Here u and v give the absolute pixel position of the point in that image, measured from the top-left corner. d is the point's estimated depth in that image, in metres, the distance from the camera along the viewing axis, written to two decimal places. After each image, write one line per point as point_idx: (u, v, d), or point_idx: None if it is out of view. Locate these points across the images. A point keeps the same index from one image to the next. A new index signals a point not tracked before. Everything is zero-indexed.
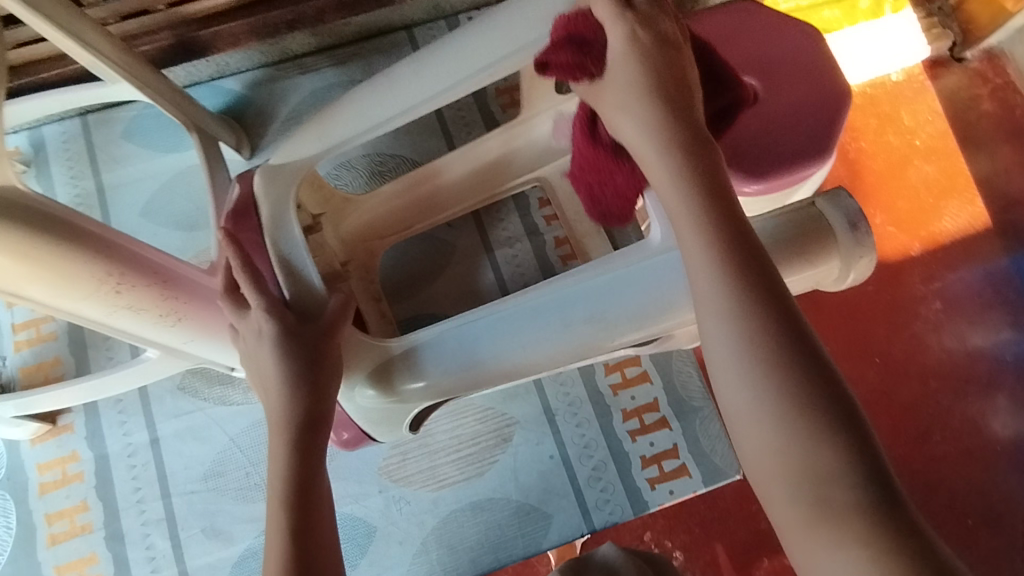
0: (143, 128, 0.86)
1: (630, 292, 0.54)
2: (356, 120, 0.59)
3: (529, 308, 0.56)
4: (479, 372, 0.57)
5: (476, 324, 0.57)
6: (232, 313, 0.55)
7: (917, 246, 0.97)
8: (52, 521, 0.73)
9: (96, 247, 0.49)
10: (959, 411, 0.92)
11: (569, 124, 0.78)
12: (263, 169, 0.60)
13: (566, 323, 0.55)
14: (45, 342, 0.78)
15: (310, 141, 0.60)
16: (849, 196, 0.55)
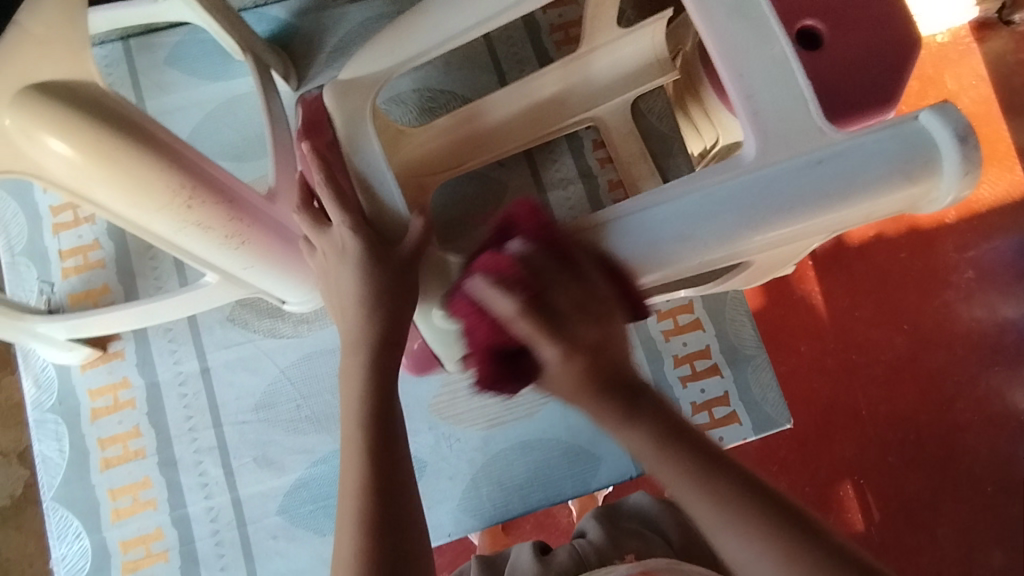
0: (188, 54, 0.83)
1: (723, 211, 0.48)
2: (433, 31, 0.56)
3: (609, 225, 0.49)
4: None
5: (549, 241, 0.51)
6: (310, 229, 0.55)
7: (952, 214, 0.99)
8: (105, 446, 0.74)
9: (173, 156, 0.47)
10: (982, 381, 0.96)
11: (629, 63, 0.77)
12: (334, 84, 0.58)
13: (659, 237, 0.48)
14: (93, 270, 0.77)
15: (380, 56, 0.57)
16: (958, 109, 0.47)
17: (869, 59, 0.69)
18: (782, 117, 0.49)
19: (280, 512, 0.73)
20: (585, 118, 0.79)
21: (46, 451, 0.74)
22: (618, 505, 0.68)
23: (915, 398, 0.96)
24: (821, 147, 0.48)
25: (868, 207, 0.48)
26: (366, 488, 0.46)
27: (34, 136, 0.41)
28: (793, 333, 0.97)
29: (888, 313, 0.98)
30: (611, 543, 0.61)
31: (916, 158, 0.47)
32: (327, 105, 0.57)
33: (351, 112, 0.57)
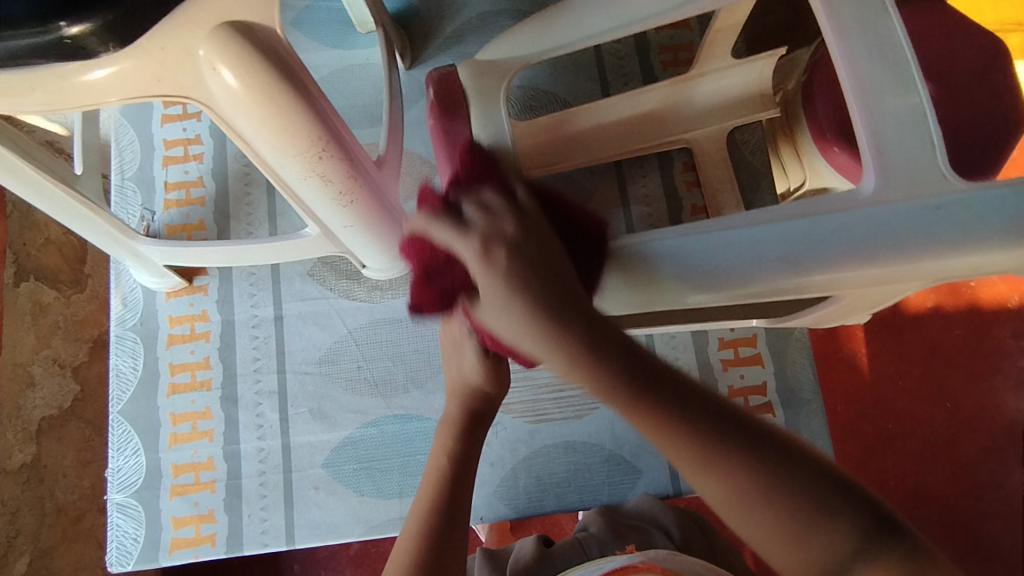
0: (313, 20, 0.87)
1: (832, 240, 0.49)
2: (575, 27, 0.57)
3: (725, 233, 0.50)
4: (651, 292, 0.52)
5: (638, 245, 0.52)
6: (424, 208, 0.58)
7: (1016, 299, 0.99)
8: (175, 372, 0.78)
9: (320, 107, 0.50)
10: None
11: (733, 93, 0.78)
12: (469, 63, 0.60)
13: (754, 255, 0.50)
14: (193, 206, 0.82)
15: (520, 43, 0.59)
16: None
17: (970, 130, 0.69)
18: (910, 162, 0.49)
19: (325, 465, 0.75)
20: (679, 137, 0.82)
21: (121, 366, 0.78)
22: (618, 506, 0.72)
23: None
24: (940, 192, 0.48)
25: (978, 260, 0.48)
26: (432, 511, 0.56)
27: (217, 71, 0.45)
28: (833, 392, 0.99)
29: (933, 390, 0.97)
30: (613, 536, 0.64)
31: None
32: (462, 80, 0.59)
33: (479, 89, 0.59)
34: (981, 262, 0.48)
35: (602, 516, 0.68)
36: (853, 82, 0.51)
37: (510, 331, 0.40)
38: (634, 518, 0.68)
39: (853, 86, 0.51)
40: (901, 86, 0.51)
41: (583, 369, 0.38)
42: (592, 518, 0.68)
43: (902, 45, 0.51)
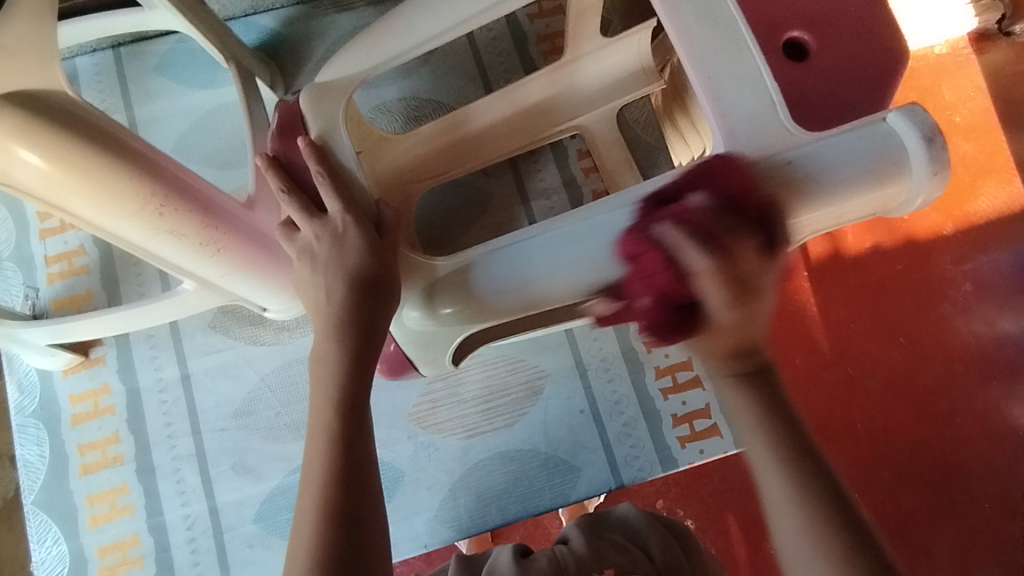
0: (176, 63, 0.83)
1: None
2: (409, 35, 0.58)
3: (585, 226, 0.54)
4: (529, 294, 0.55)
5: (518, 248, 0.56)
6: (301, 216, 0.55)
7: (951, 226, 0.98)
8: (84, 452, 0.74)
9: (141, 162, 0.48)
10: (981, 397, 0.95)
11: (615, 73, 0.76)
12: (309, 88, 0.60)
13: (616, 241, 0.53)
14: (77, 276, 0.78)
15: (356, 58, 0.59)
16: (926, 110, 0.49)
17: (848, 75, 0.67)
18: (759, 129, 0.50)
19: (257, 520, 0.73)
20: (569, 125, 0.78)
21: (27, 456, 0.75)
22: (602, 515, 0.65)
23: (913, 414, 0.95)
24: (789, 150, 0.50)
25: (839, 209, 0.50)
26: None
27: (4, 145, 0.42)
28: (788, 346, 0.95)
29: (885, 325, 0.97)
30: (592, 553, 0.57)
31: (884, 159, 0.49)
32: (302, 109, 0.59)
33: (317, 111, 0.59)
34: (840, 213, 0.50)
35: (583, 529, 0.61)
36: (691, 58, 0.52)
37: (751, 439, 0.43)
38: (618, 532, 0.61)
39: (691, 57, 0.52)
40: (732, 52, 0.52)
41: (792, 472, 0.42)
42: (573, 531, 0.62)
43: (729, 12, 0.53)
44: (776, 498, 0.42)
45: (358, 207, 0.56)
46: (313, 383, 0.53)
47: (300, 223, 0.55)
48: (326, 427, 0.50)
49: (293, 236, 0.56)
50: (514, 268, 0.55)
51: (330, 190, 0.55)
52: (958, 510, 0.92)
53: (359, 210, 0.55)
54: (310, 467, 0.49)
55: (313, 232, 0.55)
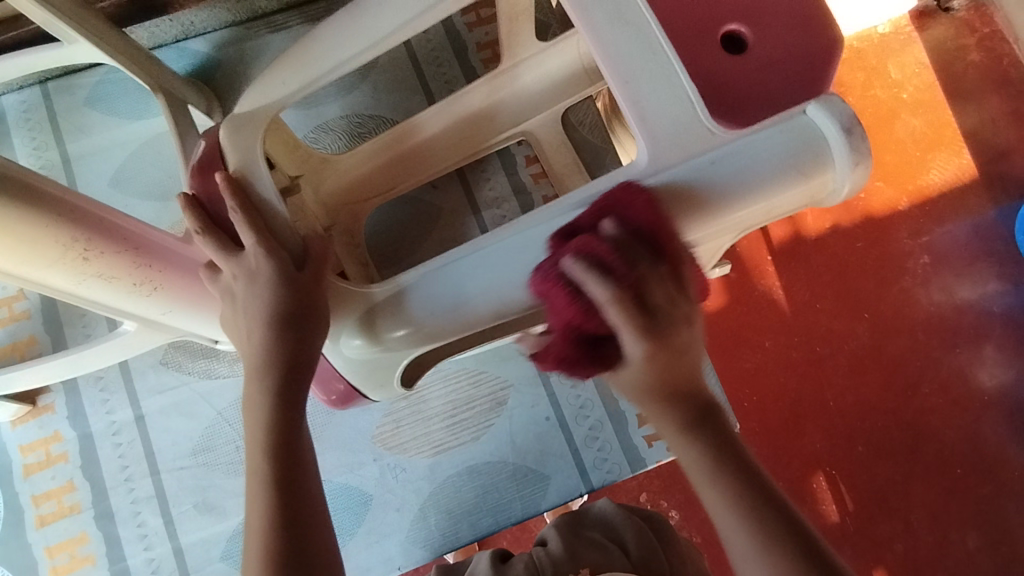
0: (107, 94, 0.81)
1: None
2: (323, 60, 0.57)
3: (518, 240, 0.53)
4: (465, 313, 0.54)
5: (450, 267, 0.55)
6: (217, 252, 0.53)
7: (905, 201, 1.00)
8: (39, 503, 0.72)
9: (59, 208, 0.46)
10: (946, 364, 0.97)
11: (556, 78, 0.76)
12: (228, 120, 0.59)
13: (553, 253, 0.52)
14: (18, 322, 0.75)
15: (271, 85, 0.58)
16: (843, 100, 0.49)
17: (784, 67, 0.67)
18: (682, 128, 0.51)
19: (224, 558, 0.71)
20: (514, 132, 0.78)
21: None
22: (581, 513, 0.63)
23: (878, 391, 0.96)
24: (712, 147, 0.50)
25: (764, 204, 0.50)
26: None
27: None
28: (755, 329, 0.97)
29: (846, 305, 0.98)
30: (568, 554, 0.56)
31: (807, 153, 0.49)
32: (220, 141, 0.58)
33: (237, 141, 0.58)
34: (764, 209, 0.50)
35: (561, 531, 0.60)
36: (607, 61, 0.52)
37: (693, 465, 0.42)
38: (596, 530, 0.60)
39: (608, 60, 0.52)
40: (649, 53, 0.52)
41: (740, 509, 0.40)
42: (551, 532, 0.61)
43: (643, 11, 0.53)
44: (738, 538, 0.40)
45: (278, 239, 0.54)
46: (244, 424, 0.53)
47: (220, 263, 0.53)
48: (274, 464, 0.50)
49: (215, 277, 0.55)
50: (458, 288, 0.54)
51: (244, 227, 0.53)
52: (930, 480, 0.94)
53: (277, 245, 0.53)
54: (260, 506, 0.48)
55: (232, 272, 0.53)
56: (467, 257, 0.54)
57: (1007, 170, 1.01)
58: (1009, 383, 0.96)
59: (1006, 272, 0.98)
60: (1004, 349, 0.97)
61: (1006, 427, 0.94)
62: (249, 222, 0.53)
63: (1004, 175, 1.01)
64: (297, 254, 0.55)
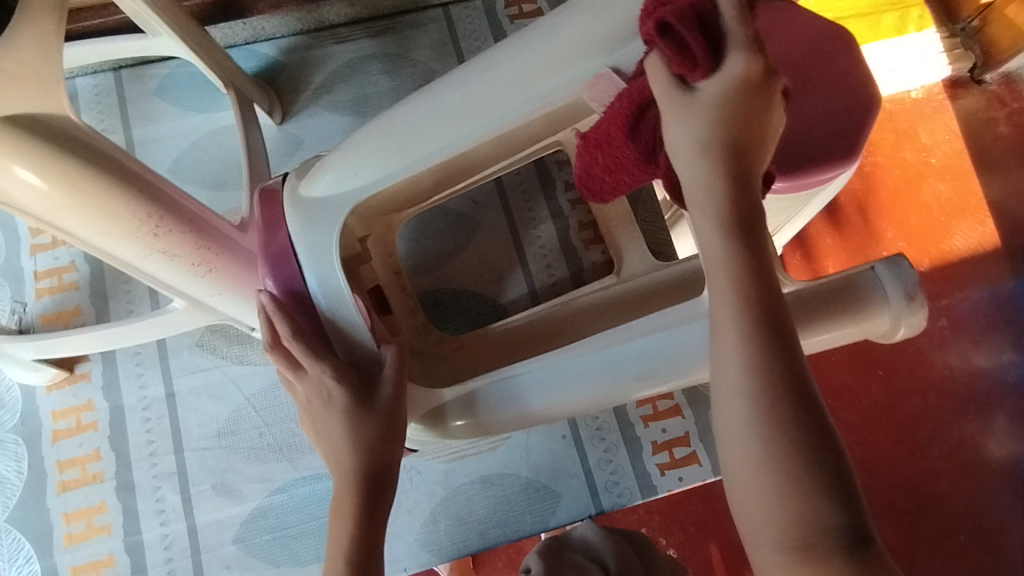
0: (175, 87, 0.86)
1: (681, 355, 0.56)
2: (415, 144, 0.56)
3: (583, 362, 0.58)
4: (525, 416, 0.61)
5: (519, 378, 0.59)
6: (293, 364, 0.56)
7: (927, 263, 1.02)
8: (63, 468, 0.74)
9: (141, 184, 0.49)
10: (957, 430, 0.97)
11: None
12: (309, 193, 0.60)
13: (613, 378, 0.57)
14: (66, 291, 0.79)
15: (358, 157, 0.58)
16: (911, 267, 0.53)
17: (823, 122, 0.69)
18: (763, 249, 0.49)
19: (236, 541, 0.72)
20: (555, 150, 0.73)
21: (3, 472, 0.74)
22: (565, 537, 0.64)
23: (890, 446, 0.96)
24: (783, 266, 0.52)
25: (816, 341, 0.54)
26: None
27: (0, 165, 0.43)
28: None
29: (862, 357, 0.99)
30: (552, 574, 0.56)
31: (860, 302, 0.53)
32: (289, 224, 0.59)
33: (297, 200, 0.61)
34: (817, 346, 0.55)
35: (544, 556, 0.59)
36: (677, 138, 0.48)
37: (715, 275, 0.36)
38: (580, 553, 0.61)
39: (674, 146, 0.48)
40: None
41: (753, 388, 0.33)
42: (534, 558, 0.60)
43: None
44: (730, 434, 0.34)
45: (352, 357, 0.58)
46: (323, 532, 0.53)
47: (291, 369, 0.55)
48: None
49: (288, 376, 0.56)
50: (519, 394, 0.60)
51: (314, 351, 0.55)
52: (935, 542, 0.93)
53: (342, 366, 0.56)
54: None
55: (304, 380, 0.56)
56: (539, 368, 0.59)
57: None
58: (1020, 454, 0.96)
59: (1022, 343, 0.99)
60: (1016, 420, 0.97)
61: (1014, 498, 0.94)
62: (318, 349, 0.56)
63: None
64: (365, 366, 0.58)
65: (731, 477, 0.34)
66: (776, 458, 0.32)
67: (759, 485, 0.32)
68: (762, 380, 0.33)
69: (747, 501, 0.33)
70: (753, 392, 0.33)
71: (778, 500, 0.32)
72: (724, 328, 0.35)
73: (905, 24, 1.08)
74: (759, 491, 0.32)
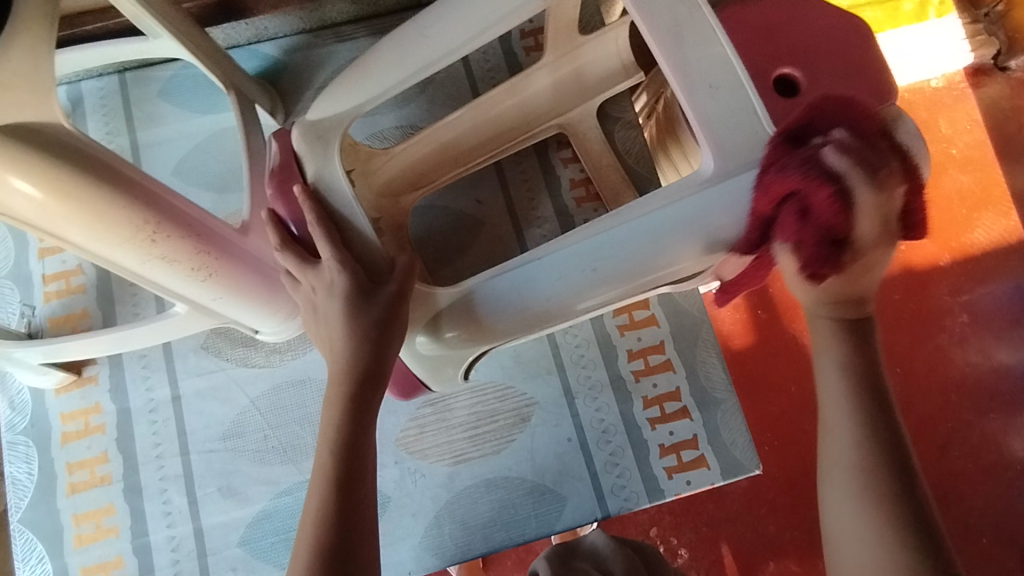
0: (179, 88, 0.85)
1: (630, 249, 0.56)
2: (582, 299, 0.60)
3: (571, 251, 0.57)
4: (528, 309, 0.61)
5: (525, 270, 0.59)
6: (297, 268, 0.60)
7: (947, 257, 0.98)
8: (73, 470, 0.75)
9: (137, 191, 0.49)
10: (979, 429, 0.94)
11: (610, 82, 0.77)
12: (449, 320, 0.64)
13: (577, 268, 0.58)
14: (74, 294, 0.79)
15: (525, 312, 0.61)
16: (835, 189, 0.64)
17: None
18: (741, 130, 0.53)
19: (241, 544, 0.73)
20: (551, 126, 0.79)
21: (15, 473, 0.75)
22: (574, 545, 0.65)
23: (909, 447, 0.94)
24: None
25: None
26: None
27: None
28: (783, 374, 0.95)
29: (880, 356, 0.96)
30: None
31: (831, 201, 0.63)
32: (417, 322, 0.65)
33: (320, 157, 0.62)
34: None
35: (553, 562, 0.61)
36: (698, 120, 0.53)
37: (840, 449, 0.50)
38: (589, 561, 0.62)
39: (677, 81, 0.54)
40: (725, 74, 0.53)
41: (877, 516, 0.47)
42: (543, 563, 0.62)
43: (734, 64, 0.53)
44: (847, 532, 0.48)
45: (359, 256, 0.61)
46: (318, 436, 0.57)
47: (300, 276, 0.60)
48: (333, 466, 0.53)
49: (297, 283, 0.61)
50: (569, 271, 0.58)
51: (870, 210, 0.46)
52: (956, 544, 0.91)
53: (353, 263, 0.59)
54: None
55: (310, 282, 0.60)
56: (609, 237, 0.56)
57: None
58: None
59: None
60: None
61: None
62: (872, 187, 0.46)
63: None
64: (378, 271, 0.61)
65: (837, 553, 0.49)
66: (893, 546, 0.45)
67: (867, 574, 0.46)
68: (876, 510, 0.47)
69: (859, 554, 0.47)
70: (861, 508, 0.47)
71: (881, 543, 0.46)
72: (833, 475, 0.50)
73: (926, 11, 1.03)
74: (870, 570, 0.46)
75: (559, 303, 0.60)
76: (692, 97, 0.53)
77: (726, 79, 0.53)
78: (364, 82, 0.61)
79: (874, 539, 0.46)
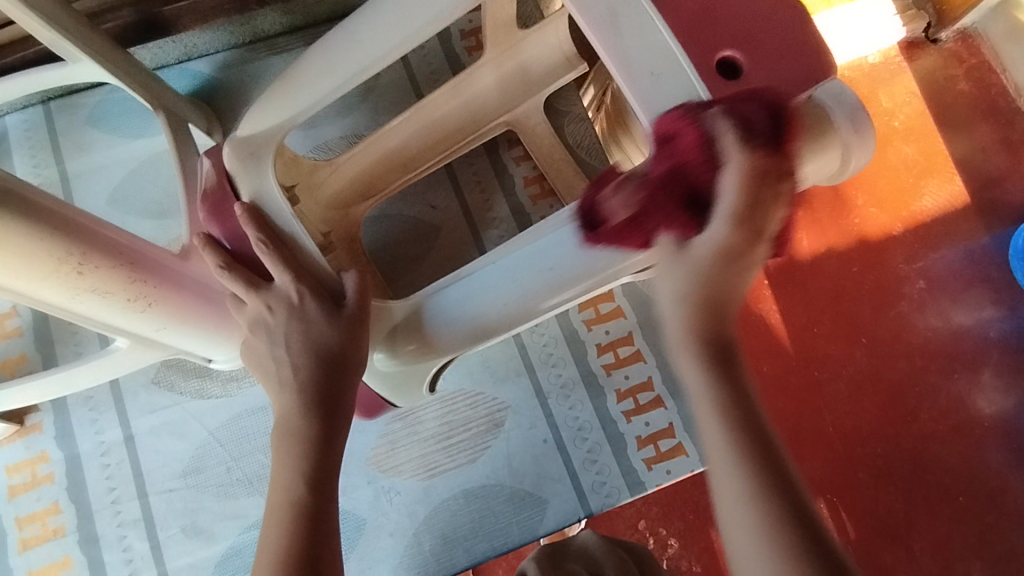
0: (108, 114, 0.82)
1: (588, 244, 0.56)
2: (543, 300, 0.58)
3: (528, 250, 0.57)
4: (482, 320, 0.59)
5: (480, 272, 0.59)
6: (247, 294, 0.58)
7: (899, 227, 1.00)
8: (23, 525, 0.70)
9: (58, 220, 0.46)
10: (945, 390, 0.96)
11: (557, 74, 0.76)
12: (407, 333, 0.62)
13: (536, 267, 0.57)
14: (10, 339, 0.75)
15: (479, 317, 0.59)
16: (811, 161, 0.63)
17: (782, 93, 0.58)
18: None
19: None
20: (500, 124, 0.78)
21: None
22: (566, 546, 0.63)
23: (881, 413, 0.95)
24: None
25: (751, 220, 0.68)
26: None
27: None
28: (754, 353, 0.96)
29: (844, 328, 0.98)
30: None
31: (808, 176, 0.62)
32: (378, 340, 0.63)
33: (255, 177, 0.60)
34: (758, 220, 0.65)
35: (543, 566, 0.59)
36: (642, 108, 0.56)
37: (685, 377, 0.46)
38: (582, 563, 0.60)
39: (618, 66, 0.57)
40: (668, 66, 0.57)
41: (757, 485, 0.41)
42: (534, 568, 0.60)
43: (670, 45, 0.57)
44: (724, 503, 0.42)
45: (317, 281, 0.59)
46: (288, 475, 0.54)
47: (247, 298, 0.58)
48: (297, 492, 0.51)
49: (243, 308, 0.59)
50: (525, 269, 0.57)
51: (737, 170, 0.45)
52: (935, 506, 0.92)
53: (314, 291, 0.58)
54: None
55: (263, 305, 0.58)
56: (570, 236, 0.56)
57: (1000, 196, 1.01)
58: (1009, 408, 0.94)
59: (1002, 298, 0.98)
60: (1003, 375, 0.96)
61: (1009, 454, 0.93)
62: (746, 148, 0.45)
63: (998, 201, 1.01)
64: (337, 293, 0.60)
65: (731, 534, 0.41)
66: (751, 507, 0.40)
67: (753, 543, 0.40)
68: (740, 443, 0.42)
69: (748, 544, 0.40)
70: (740, 471, 0.41)
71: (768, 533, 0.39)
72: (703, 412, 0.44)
73: None
74: (755, 551, 0.39)
75: (518, 304, 0.58)
76: (633, 83, 0.56)
77: (666, 66, 0.56)
78: (295, 101, 0.59)
79: (752, 520, 0.40)
